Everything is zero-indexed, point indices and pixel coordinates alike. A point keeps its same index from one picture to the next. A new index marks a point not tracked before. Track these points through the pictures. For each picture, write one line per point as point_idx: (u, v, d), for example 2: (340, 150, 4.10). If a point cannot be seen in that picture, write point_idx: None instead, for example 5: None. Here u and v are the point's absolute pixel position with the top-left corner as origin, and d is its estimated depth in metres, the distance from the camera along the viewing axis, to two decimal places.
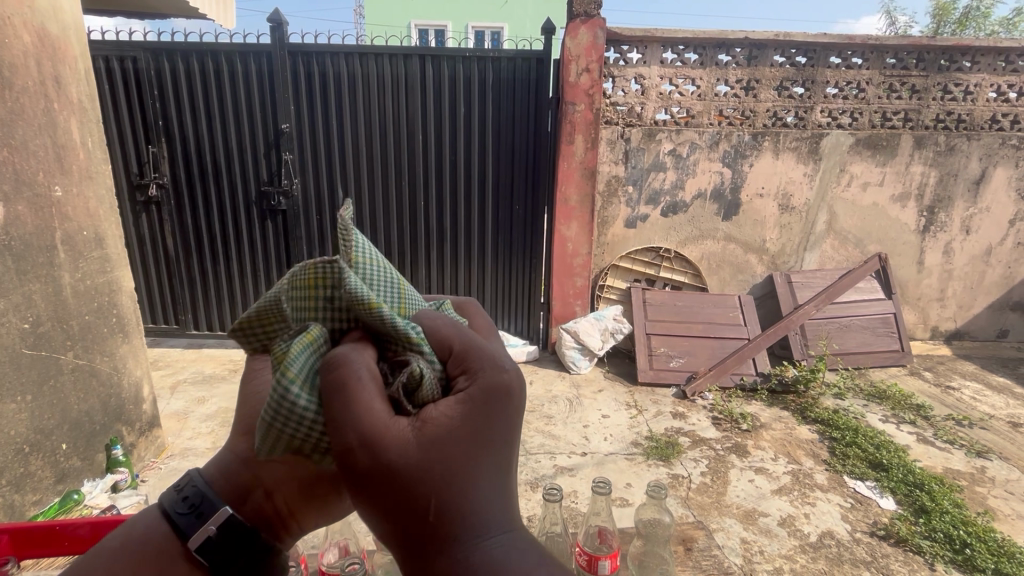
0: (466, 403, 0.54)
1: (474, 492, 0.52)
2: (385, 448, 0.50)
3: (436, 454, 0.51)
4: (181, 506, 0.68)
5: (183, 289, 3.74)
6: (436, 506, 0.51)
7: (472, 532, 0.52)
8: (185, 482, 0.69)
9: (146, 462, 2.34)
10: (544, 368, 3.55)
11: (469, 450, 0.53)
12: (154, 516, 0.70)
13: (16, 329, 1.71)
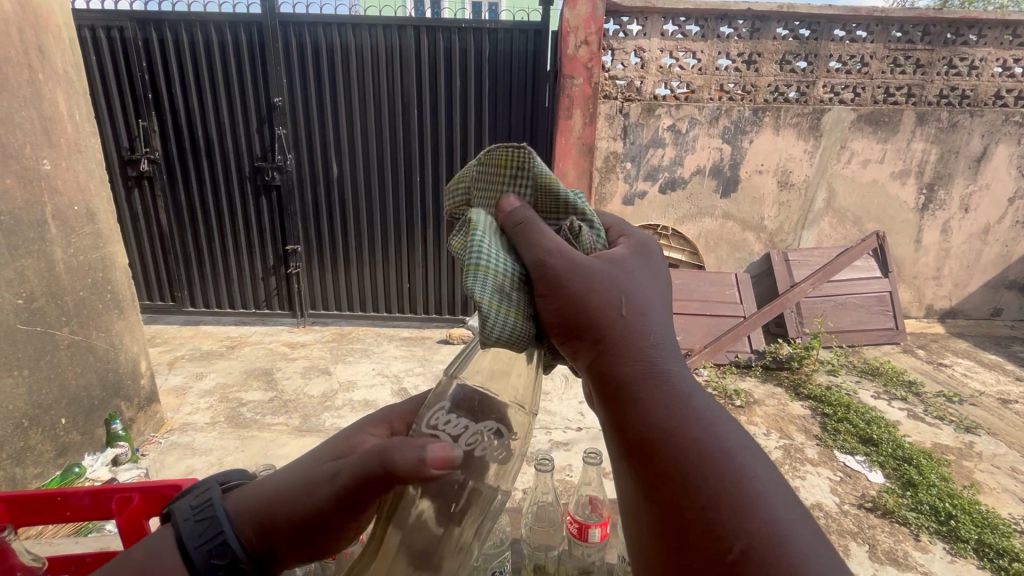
0: (645, 257, 0.65)
1: (665, 325, 0.59)
2: (595, 269, 0.59)
3: (633, 287, 0.60)
4: (200, 543, 0.58)
5: (179, 266, 3.73)
6: (629, 309, 0.58)
7: (656, 352, 0.56)
8: (213, 515, 0.60)
9: (146, 436, 2.36)
10: None
11: (661, 296, 0.62)
12: (167, 533, 0.60)
13: (10, 305, 1.71)
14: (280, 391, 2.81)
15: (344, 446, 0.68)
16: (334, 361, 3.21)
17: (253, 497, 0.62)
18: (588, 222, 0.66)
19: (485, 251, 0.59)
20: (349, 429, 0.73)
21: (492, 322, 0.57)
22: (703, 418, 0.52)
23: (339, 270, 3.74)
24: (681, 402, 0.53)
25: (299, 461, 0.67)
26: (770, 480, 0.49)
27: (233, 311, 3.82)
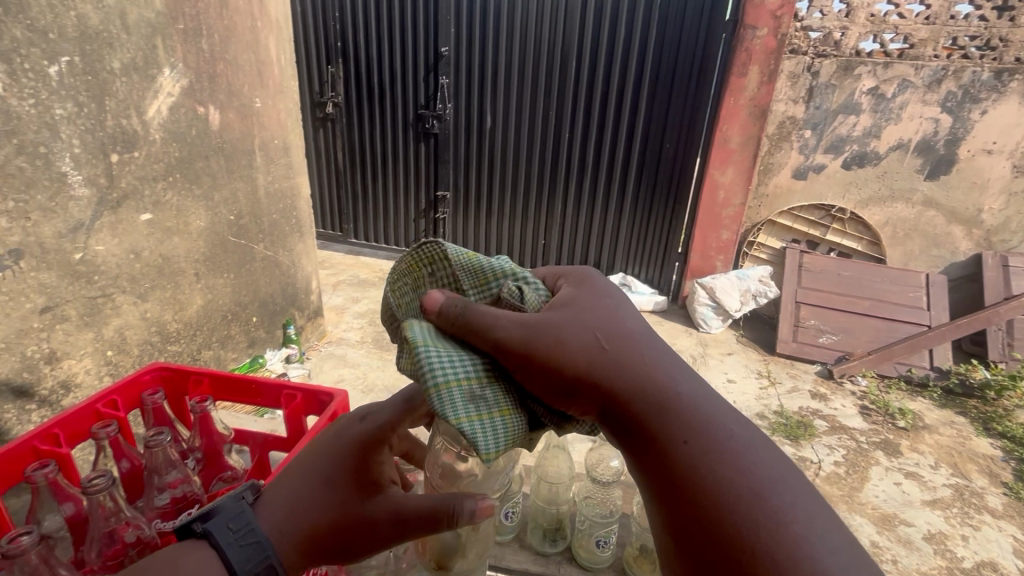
0: (614, 294, 0.70)
1: (654, 353, 0.63)
2: (572, 320, 0.63)
3: (613, 327, 0.64)
4: (249, 566, 0.58)
5: (348, 201, 4.21)
6: (614, 350, 0.61)
7: (656, 385, 0.60)
8: (256, 540, 0.59)
9: (311, 343, 2.78)
10: (671, 320, 3.41)
11: (645, 329, 0.66)
12: (201, 552, 0.57)
13: (224, 219, 2.08)
14: None
15: (360, 456, 0.66)
16: None
17: (286, 524, 0.61)
18: (522, 283, 0.70)
19: (438, 363, 0.59)
20: (349, 426, 0.69)
21: (480, 433, 0.57)
22: (730, 458, 0.54)
23: (480, 220, 3.91)
24: (703, 443, 0.55)
25: (315, 478, 0.65)
26: (799, 500, 0.52)
27: (387, 246, 4.25)
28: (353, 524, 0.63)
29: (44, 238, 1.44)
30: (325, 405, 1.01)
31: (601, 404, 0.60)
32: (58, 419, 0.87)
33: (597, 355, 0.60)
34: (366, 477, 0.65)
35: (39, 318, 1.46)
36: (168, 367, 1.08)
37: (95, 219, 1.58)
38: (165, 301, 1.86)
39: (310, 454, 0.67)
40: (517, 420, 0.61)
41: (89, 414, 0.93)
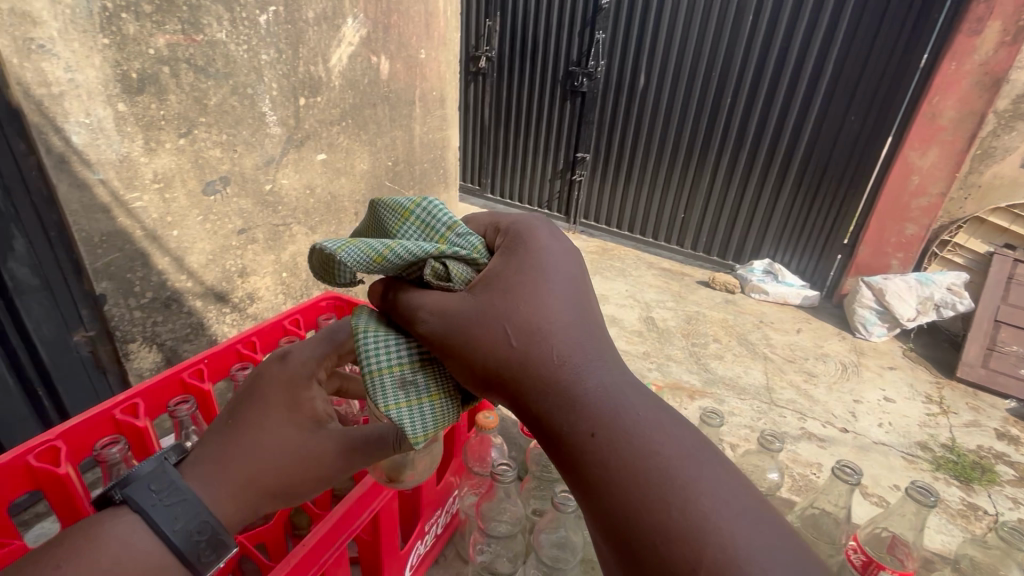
0: (534, 254, 0.65)
1: (568, 336, 0.60)
2: (481, 308, 0.62)
3: (524, 312, 0.61)
4: (176, 524, 0.59)
5: (489, 157, 4.30)
6: (522, 337, 0.60)
7: (565, 371, 0.59)
8: (181, 500, 0.60)
9: None
10: (820, 320, 3.02)
11: (566, 298, 0.63)
12: (123, 518, 0.58)
13: (383, 165, 2.25)
14: None
15: (292, 398, 0.70)
16: (593, 272, 3.36)
17: (219, 482, 0.63)
18: (449, 254, 0.67)
19: (372, 352, 0.67)
20: (273, 368, 0.72)
21: (408, 420, 0.65)
22: (644, 452, 0.53)
23: (618, 186, 3.77)
24: (616, 436, 0.54)
25: (244, 434, 0.67)
26: (713, 488, 0.50)
27: (520, 205, 4.30)
28: (297, 464, 0.68)
29: (245, 169, 1.68)
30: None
31: (513, 399, 0.61)
32: (258, 327, 1.03)
33: (507, 346, 0.60)
34: (300, 418, 0.70)
35: (236, 238, 1.73)
36: (341, 299, 1.19)
37: (283, 155, 1.79)
38: (329, 235, 2.09)
39: (228, 411, 0.70)
40: (445, 403, 0.68)
41: (279, 327, 1.09)
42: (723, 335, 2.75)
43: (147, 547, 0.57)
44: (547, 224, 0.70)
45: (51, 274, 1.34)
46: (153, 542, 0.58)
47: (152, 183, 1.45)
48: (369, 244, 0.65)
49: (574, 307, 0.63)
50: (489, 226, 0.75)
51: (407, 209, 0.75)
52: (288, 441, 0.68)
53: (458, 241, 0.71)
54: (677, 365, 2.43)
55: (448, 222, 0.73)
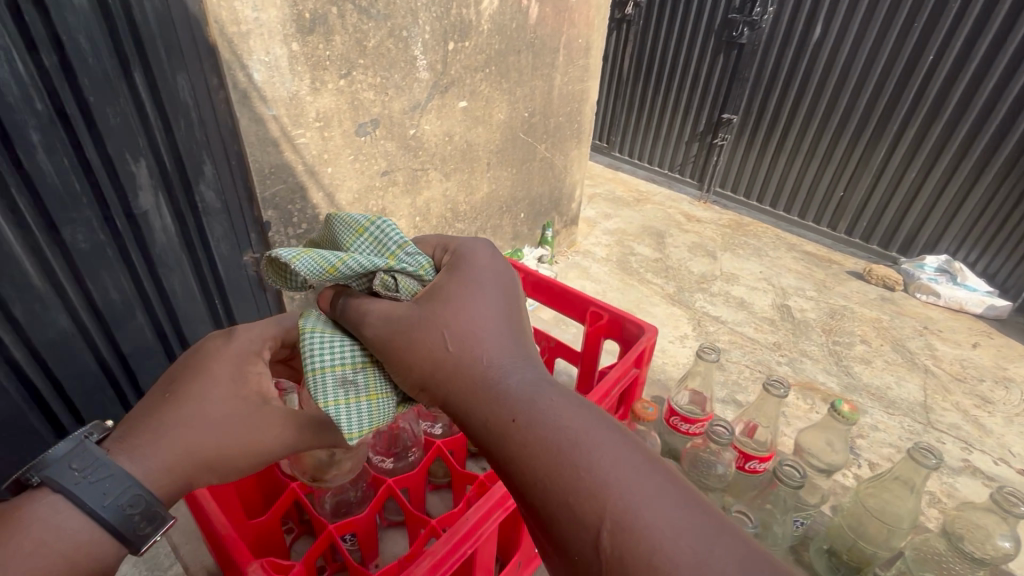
0: (471, 271, 0.76)
1: (496, 340, 0.70)
2: (427, 316, 0.72)
3: (460, 319, 0.71)
4: (106, 500, 0.63)
5: (623, 113, 4.05)
6: (456, 340, 0.69)
7: (493, 370, 0.68)
8: (106, 476, 0.64)
9: (561, 249, 2.89)
10: (1007, 337, 2.50)
11: (496, 308, 0.73)
12: (45, 498, 0.62)
13: (520, 115, 2.20)
14: (665, 255, 2.92)
15: (236, 376, 0.77)
16: (723, 248, 3.08)
17: (151, 457, 0.68)
18: (401, 270, 0.78)
19: (317, 349, 0.75)
20: (215, 350, 0.79)
21: (344, 417, 0.72)
22: (558, 433, 0.61)
23: (766, 153, 3.41)
24: (534, 422, 0.62)
25: (179, 411, 0.72)
26: (616, 462, 0.59)
27: (649, 167, 4.04)
28: (236, 439, 0.73)
29: (393, 112, 1.73)
30: (629, 334, 1.04)
31: (448, 398, 0.69)
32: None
33: (445, 348, 0.69)
34: (238, 395, 0.76)
35: (379, 180, 1.81)
36: None
37: (428, 100, 1.81)
38: (461, 183, 2.12)
39: (156, 396, 0.75)
40: (381, 403, 0.76)
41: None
42: (873, 336, 2.40)
43: (75, 526, 0.61)
44: (485, 248, 0.82)
45: (230, 199, 1.52)
46: (79, 520, 0.62)
47: (314, 122, 1.54)
48: (329, 254, 0.74)
49: (501, 314, 0.72)
50: (437, 247, 0.86)
51: (363, 226, 0.84)
52: (228, 414, 0.74)
53: (406, 260, 0.82)
54: (812, 362, 2.17)
55: (398, 241, 0.83)
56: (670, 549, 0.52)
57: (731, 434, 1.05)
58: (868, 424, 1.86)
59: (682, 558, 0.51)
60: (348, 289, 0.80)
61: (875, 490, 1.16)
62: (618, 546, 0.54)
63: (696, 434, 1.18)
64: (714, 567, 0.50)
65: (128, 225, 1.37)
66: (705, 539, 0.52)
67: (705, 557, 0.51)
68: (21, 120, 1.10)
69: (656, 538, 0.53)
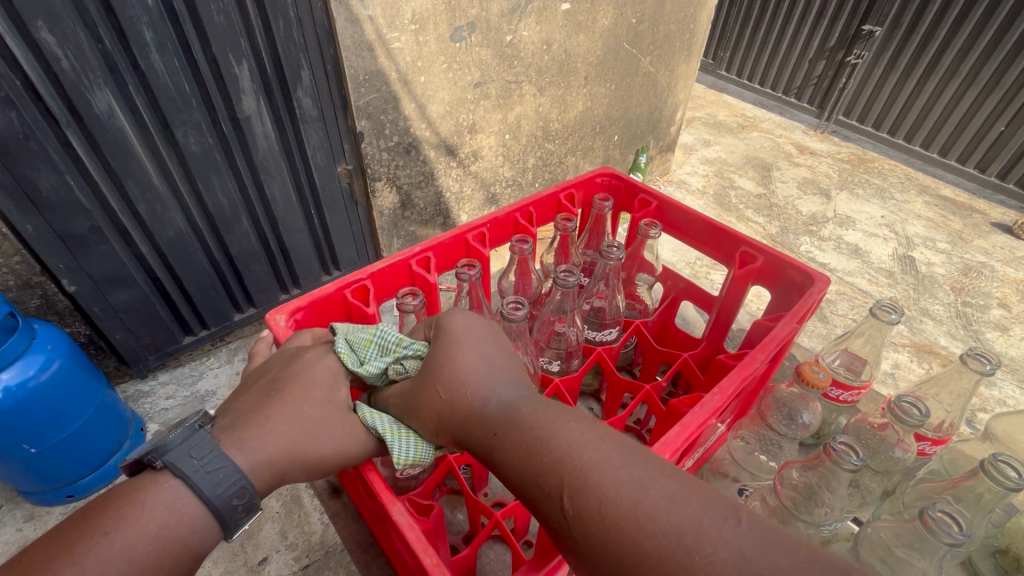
0: (449, 321, 0.78)
1: (475, 372, 0.70)
2: (423, 373, 0.75)
3: (444, 362, 0.72)
4: (217, 490, 0.60)
5: (737, 22, 3.54)
6: (443, 385, 0.71)
7: (477, 398, 0.68)
8: (222, 466, 0.62)
9: (652, 177, 2.68)
10: None
11: (470, 345, 0.73)
12: (167, 484, 0.59)
13: (627, 22, 1.95)
14: (771, 191, 2.63)
15: (331, 380, 0.77)
16: (840, 186, 2.73)
17: (257, 449, 0.66)
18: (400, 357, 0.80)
19: (361, 404, 0.77)
20: (314, 357, 0.78)
21: (396, 443, 0.73)
22: (520, 429, 0.62)
23: (913, 74, 2.88)
24: (506, 427, 0.63)
25: (281, 408, 0.70)
26: (585, 448, 0.57)
27: (760, 88, 3.58)
28: (334, 442, 0.71)
29: (491, 15, 1.58)
30: (788, 280, 0.93)
31: (454, 435, 0.70)
32: (536, 198, 1.06)
33: (436, 395, 0.71)
34: (332, 399, 0.75)
35: (472, 92, 1.71)
36: (622, 179, 1.13)
37: (528, 1, 1.64)
38: (555, 99, 1.96)
39: (257, 395, 0.73)
40: (426, 437, 0.77)
41: (553, 203, 1.11)
42: (1016, 300, 2.07)
43: (192, 514, 0.59)
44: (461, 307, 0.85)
45: (326, 107, 1.49)
46: (197, 509, 0.60)
47: (409, 24, 1.44)
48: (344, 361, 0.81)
49: (477, 349, 0.73)
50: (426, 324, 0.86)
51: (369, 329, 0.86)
52: (324, 417, 0.73)
53: (409, 350, 0.82)
54: (935, 324, 1.92)
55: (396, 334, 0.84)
56: (615, 499, 0.52)
57: (926, 417, 0.81)
58: (999, 398, 1.65)
59: (627, 507, 0.51)
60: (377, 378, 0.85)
61: None
62: (576, 507, 0.54)
63: (847, 402, 1.01)
64: (651, 505, 0.51)
65: (232, 128, 1.39)
66: (645, 483, 0.53)
67: (642, 496, 0.52)
68: (134, 17, 1.12)
69: (603, 492, 0.53)
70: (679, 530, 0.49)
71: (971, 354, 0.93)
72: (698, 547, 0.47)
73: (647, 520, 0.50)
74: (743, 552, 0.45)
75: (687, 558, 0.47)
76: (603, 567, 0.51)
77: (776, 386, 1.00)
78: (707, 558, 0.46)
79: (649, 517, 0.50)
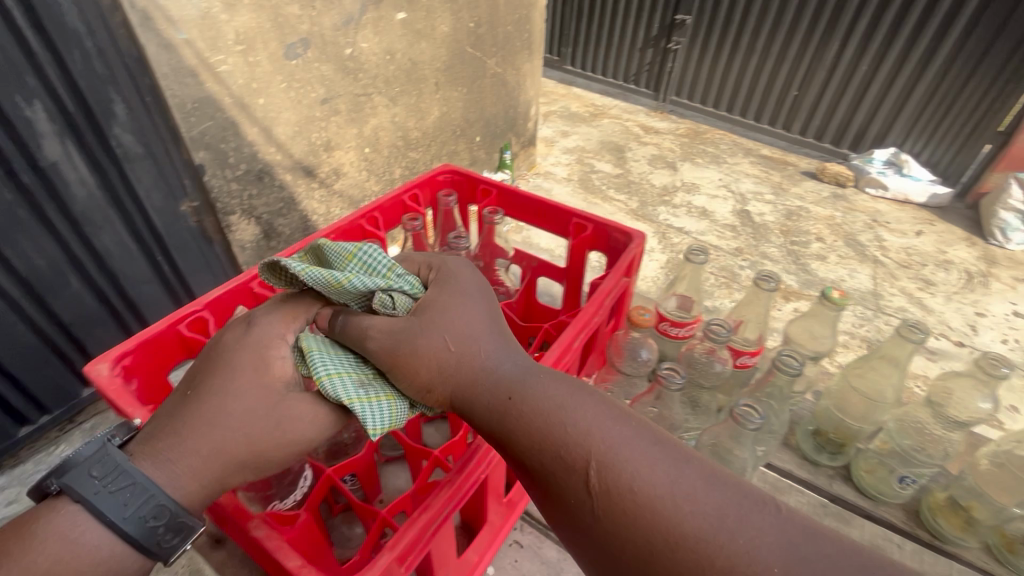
0: (462, 284, 0.83)
1: (491, 347, 0.75)
2: (418, 324, 0.76)
3: (458, 329, 0.75)
4: (124, 512, 0.61)
5: (572, 20, 3.81)
6: (454, 346, 0.74)
7: (495, 373, 0.73)
8: (127, 485, 0.62)
9: (520, 172, 2.79)
10: (947, 222, 2.66)
11: (487, 322, 0.78)
12: (64, 510, 0.61)
13: (465, 26, 2.01)
14: (627, 171, 2.87)
15: (256, 361, 0.73)
16: (683, 158, 3.05)
17: (177, 461, 0.65)
18: (393, 291, 0.79)
19: (319, 363, 0.72)
20: (235, 338, 0.75)
21: (365, 412, 0.71)
22: (546, 404, 0.68)
23: (721, 56, 3.31)
24: (531, 399, 0.69)
25: (200, 410, 0.68)
26: (617, 432, 0.65)
27: (604, 79, 3.88)
28: (267, 432, 0.69)
29: (325, 29, 1.54)
30: (616, 243, 1.03)
31: (456, 395, 0.73)
32: (378, 202, 1.05)
33: (445, 360, 0.74)
34: (263, 383, 0.71)
35: (319, 108, 1.65)
36: (461, 174, 1.17)
37: (362, 13, 1.62)
38: (409, 107, 1.97)
39: (180, 400, 0.71)
40: (400, 406, 0.75)
41: (398, 204, 1.11)
42: (828, 234, 2.48)
43: (98, 540, 0.60)
44: (468, 268, 0.87)
45: (152, 141, 1.37)
46: (102, 534, 0.60)
47: (235, 45, 1.35)
48: (334, 273, 0.76)
49: (490, 326, 0.78)
50: (421, 266, 0.89)
51: (350, 252, 0.82)
52: (253, 406, 0.69)
53: (402, 283, 0.82)
54: (773, 264, 2.24)
55: (387, 262, 0.82)
56: (648, 478, 0.61)
57: (729, 332, 1.00)
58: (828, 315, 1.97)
59: (662, 487, 0.60)
60: (347, 308, 0.81)
61: (862, 370, 1.21)
62: (605, 482, 0.62)
63: (685, 337, 1.15)
64: (685, 487, 0.60)
65: (36, 178, 1.23)
66: (677, 468, 0.62)
67: (677, 478, 0.61)
68: None
69: (637, 473, 0.62)
70: (716, 514, 0.58)
71: (760, 276, 1.14)
72: (736, 527, 0.56)
73: (682, 500, 0.59)
74: (779, 536, 0.55)
75: (729, 537, 0.56)
76: (626, 534, 0.60)
77: (620, 333, 1.08)
78: (748, 538, 0.55)
79: (687, 499, 0.59)
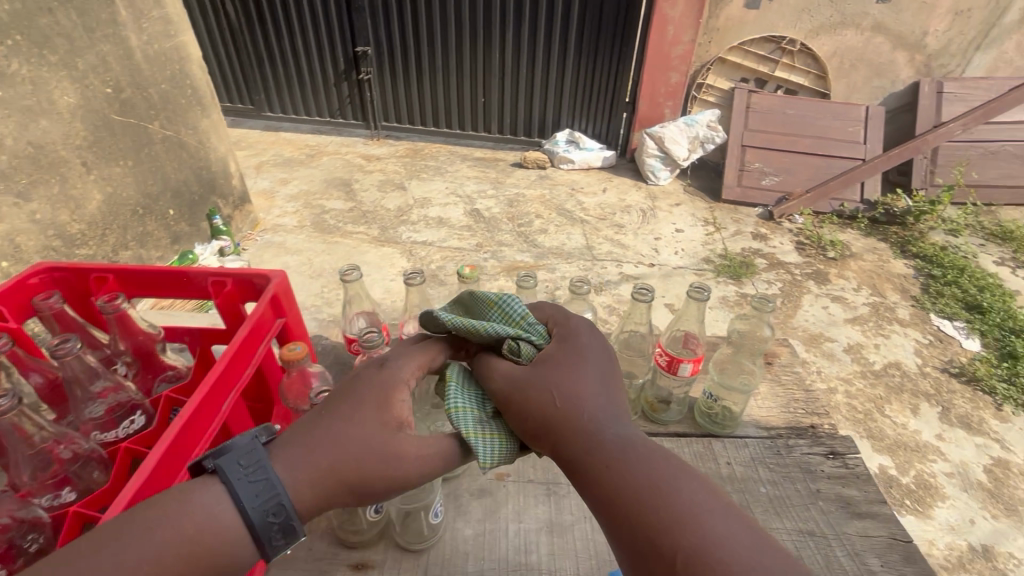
0: (584, 338, 0.69)
1: (600, 405, 0.61)
2: (539, 374, 0.64)
3: (569, 383, 0.63)
4: (254, 503, 0.52)
5: (252, 66, 3.63)
6: (556, 399, 0.61)
7: (592, 429, 0.59)
8: (265, 478, 0.53)
9: (244, 233, 2.56)
10: (620, 176, 3.38)
11: (603, 384, 0.63)
12: (208, 488, 0.53)
13: (100, 93, 1.74)
14: (359, 202, 2.88)
15: (381, 395, 0.61)
16: (409, 177, 3.20)
17: (305, 464, 0.56)
18: (522, 336, 0.69)
19: (453, 396, 0.66)
20: (372, 372, 0.63)
21: (481, 448, 0.61)
22: (640, 475, 0.54)
23: (412, 79, 3.55)
24: (626, 466, 0.55)
25: (334, 421, 0.59)
26: (718, 520, 0.49)
27: (310, 119, 3.80)
28: (379, 459, 0.58)
29: None
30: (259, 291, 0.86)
31: (552, 451, 0.60)
32: None
33: (539, 413, 0.61)
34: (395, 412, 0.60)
35: None
36: (64, 269, 0.92)
37: None
38: (55, 198, 1.61)
39: (315, 417, 0.60)
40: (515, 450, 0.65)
41: None
42: (544, 210, 2.90)
43: (229, 520, 0.52)
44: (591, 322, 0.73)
45: None
46: (232, 515, 0.52)
47: None
48: (472, 322, 0.69)
49: (606, 385, 0.64)
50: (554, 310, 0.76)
51: (491, 299, 0.71)
52: (371, 435, 0.58)
53: (532, 332, 0.71)
54: (510, 248, 2.53)
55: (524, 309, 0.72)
56: None
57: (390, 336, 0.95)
58: (561, 276, 2.34)
59: None
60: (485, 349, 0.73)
61: None
62: None
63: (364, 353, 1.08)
64: None
65: None
66: None
67: None
68: None
69: None
70: None
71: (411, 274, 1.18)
72: None
73: None
74: None
75: None
76: None
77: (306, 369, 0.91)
78: None
79: None
